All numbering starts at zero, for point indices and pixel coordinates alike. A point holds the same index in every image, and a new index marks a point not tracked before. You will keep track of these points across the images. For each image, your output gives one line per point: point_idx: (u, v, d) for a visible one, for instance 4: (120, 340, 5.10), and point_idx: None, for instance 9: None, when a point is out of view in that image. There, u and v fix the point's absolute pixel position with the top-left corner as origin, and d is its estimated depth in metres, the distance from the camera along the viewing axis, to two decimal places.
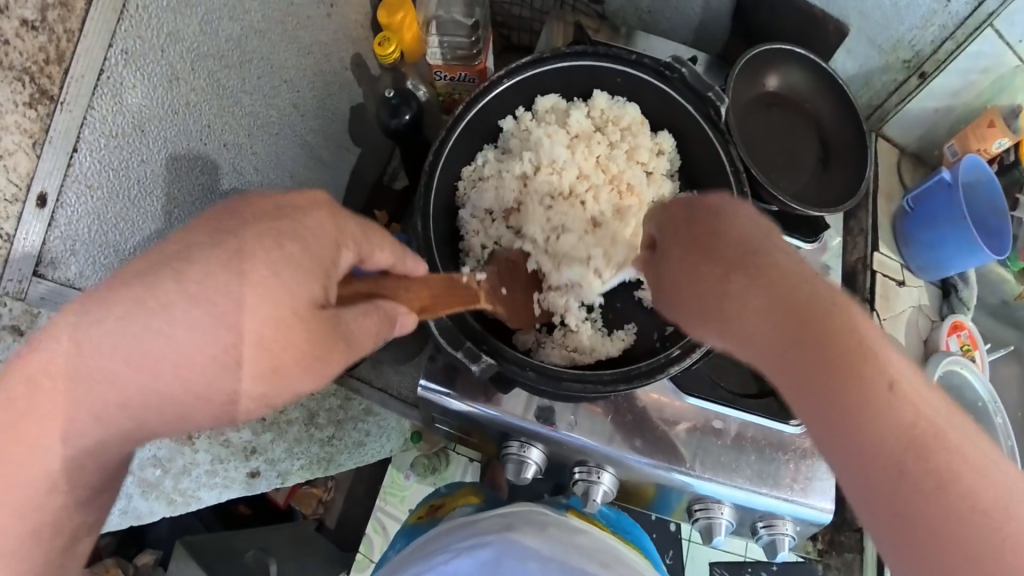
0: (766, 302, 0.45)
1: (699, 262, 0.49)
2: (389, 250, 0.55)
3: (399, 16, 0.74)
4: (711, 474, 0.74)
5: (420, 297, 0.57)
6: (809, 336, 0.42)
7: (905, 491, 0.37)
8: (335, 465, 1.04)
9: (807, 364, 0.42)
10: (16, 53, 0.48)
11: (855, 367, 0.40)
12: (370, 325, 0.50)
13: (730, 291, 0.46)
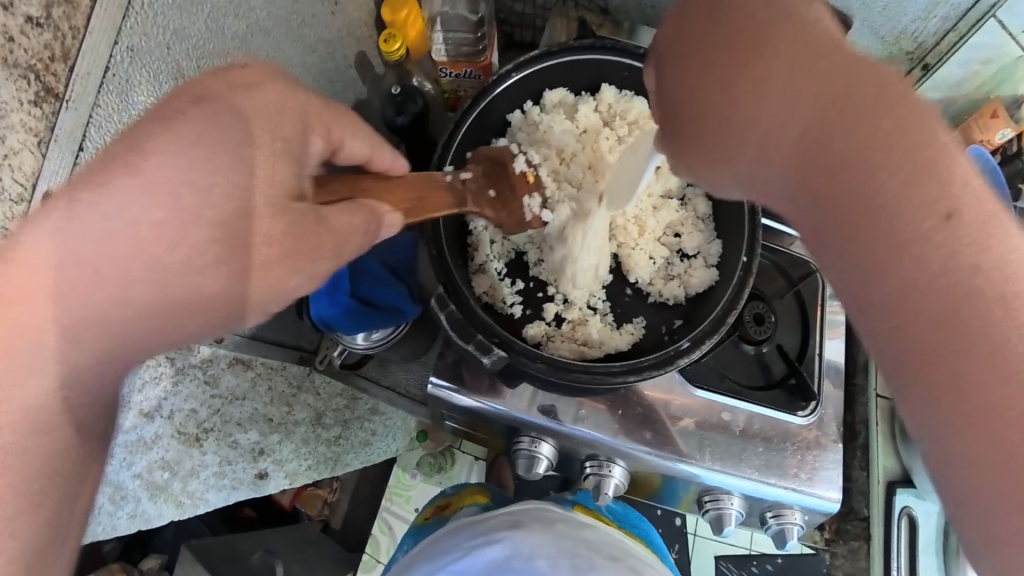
0: (778, 116, 0.37)
1: (706, 63, 0.39)
2: (363, 140, 0.53)
3: (404, 13, 0.73)
4: (720, 465, 0.74)
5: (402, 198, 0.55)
6: (835, 140, 0.35)
7: (948, 346, 0.32)
8: (341, 465, 1.03)
9: (819, 180, 0.36)
10: (21, 51, 0.47)
11: (883, 184, 0.34)
12: (356, 221, 0.48)
13: (733, 87, 0.38)
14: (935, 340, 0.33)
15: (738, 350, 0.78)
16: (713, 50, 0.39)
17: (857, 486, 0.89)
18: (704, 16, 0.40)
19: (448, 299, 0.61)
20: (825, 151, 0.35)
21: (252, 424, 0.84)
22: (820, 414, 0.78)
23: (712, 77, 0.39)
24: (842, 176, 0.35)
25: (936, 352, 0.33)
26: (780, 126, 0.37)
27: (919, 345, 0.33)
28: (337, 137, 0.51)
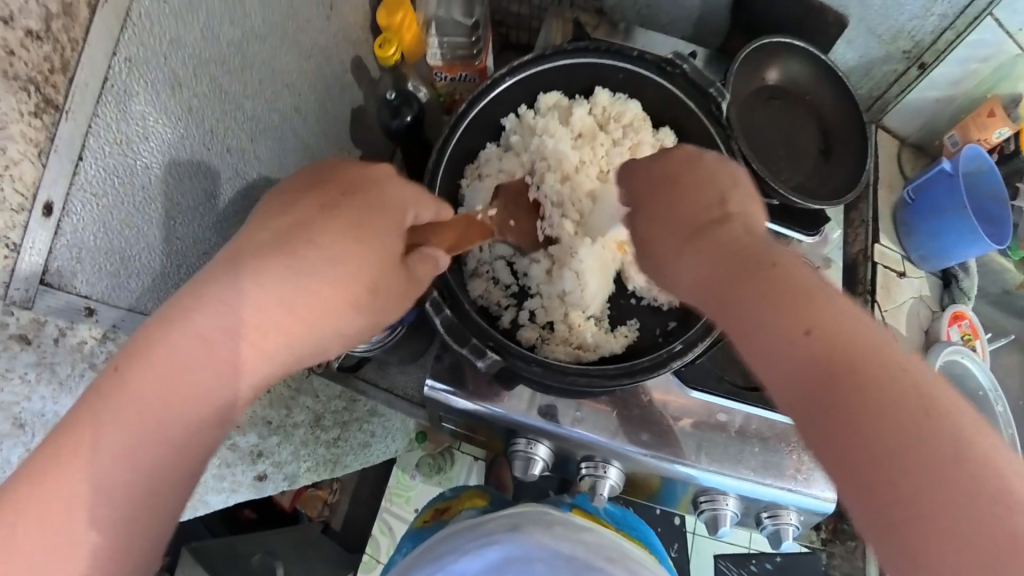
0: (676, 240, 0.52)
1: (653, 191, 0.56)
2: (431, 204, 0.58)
3: (399, 17, 0.73)
4: (717, 466, 0.74)
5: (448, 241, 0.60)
6: (738, 273, 0.44)
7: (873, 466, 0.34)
8: (341, 467, 1.06)
9: (730, 296, 0.44)
10: (21, 63, 0.48)
11: (777, 330, 0.40)
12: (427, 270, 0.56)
13: (661, 243, 0.53)
14: (833, 403, 0.36)
15: (734, 351, 0.79)
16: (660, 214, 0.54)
17: None
18: (651, 175, 0.57)
19: (443, 303, 0.61)
20: (738, 290, 0.43)
21: (252, 428, 0.83)
22: None
23: (666, 228, 0.53)
24: (749, 303, 0.42)
25: (857, 443, 0.34)
26: (712, 269, 0.46)
27: (821, 419, 0.36)
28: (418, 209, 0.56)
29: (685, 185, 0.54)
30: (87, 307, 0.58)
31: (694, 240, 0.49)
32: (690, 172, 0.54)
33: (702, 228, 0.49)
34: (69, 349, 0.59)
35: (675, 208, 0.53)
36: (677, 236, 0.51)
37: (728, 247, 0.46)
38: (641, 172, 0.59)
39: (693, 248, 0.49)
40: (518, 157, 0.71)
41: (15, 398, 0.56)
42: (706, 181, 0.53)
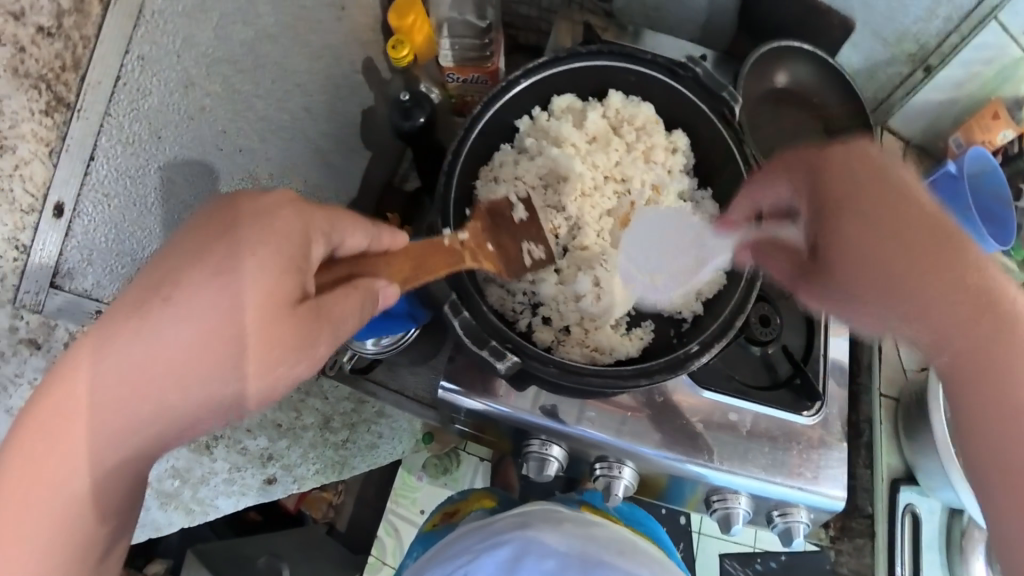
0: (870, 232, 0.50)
1: (843, 182, 0.52)
2: (362, 231, 0.54)
3: (411, 18, 0.73)
4: (727, 464, 0.75)
5: (403, 270, 0.58)
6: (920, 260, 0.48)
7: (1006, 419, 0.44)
8: (348, 468, 1.02)
9: (927, 282, 0.47)
10: (31, 60, 0.50)
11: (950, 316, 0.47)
12: (353, 304, 0.50)
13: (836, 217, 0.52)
14: (977, 377, 0.45)
15: (745, 350, 0.79)
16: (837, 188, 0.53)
17: (861, 483, 0.90)
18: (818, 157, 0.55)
19: (461, 305, 0.61)
20: (923, 274, 0.48)
21: (261, 430, 0.85)
22: (824, 414, 0.78)
23: (839, 206, 0.52)
24: (930, 286, 0.47)
25: (983, 398, 0.45)
26: (892, 252, 0.49)
27: (968, 388, 0.46)
28: (338, 237, 0.52)
29: (851, 169, 0.53)
30: (97, 310, 0.57)
31: (884, 218, 0.50)
32: (861, 155, 0.53)
33: (893, 205, 0.50)
34: None
35: (852, 180, 0.52)
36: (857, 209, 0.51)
37: (914, 232, 0.49)
38: (830, 151, 0.54)
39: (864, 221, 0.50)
40: (532, 160, 0.72)
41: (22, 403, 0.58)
42: (887, 182, 0.51)
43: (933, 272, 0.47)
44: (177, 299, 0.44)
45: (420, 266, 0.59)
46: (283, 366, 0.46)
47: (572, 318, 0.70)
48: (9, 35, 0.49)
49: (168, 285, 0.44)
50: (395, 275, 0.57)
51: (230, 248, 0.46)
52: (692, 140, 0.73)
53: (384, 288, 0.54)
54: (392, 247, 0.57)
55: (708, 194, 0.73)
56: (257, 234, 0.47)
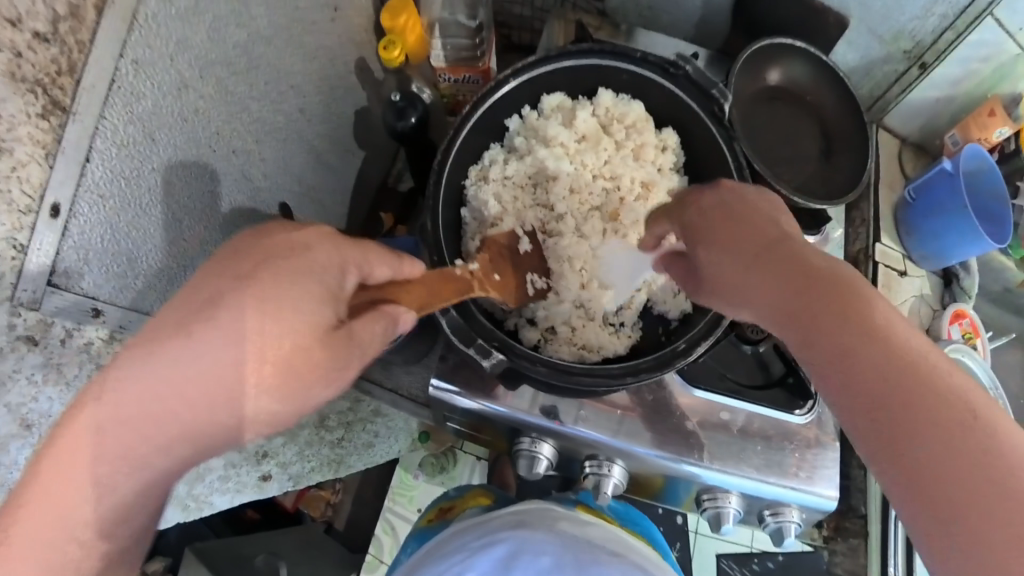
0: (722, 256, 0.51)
1: (703, 212, 0.54)
2: (387, 261, 0.56)
3: (403, 18, 0.75)
4: (720, 464, 0.75)
5: (419, 296, 0.58)
6: (814, 298, 0.44)
7: (917, 435, 0.37)
8: (344, 467, 1.05)
9: (792, 304, 0.44)
10: (28, 65, 0.49)
11: (871, 357, 0.40)
12: (379, 330, 0.52)
13: (718, 270, 0.51)
14: (874, 397, 0.39)
15: (738, 349, 0.79)
16: (716, 237, 0.51)
17: (855, 483, 0.89)
18: (693, 202, 0.56)
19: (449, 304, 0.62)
20: (817, 320, 0.43)
21: None
22: (819, 413, 0.78)
23: (714, 258, 0.51)
24: (834, 328, 0.42)
25: (888, 412, 0.38)
26: (779, 300, 0.45)
27: (866, 409, 0.39)
28: (367, 268, 0.54)
29: (726, 216, 0.52)
30: (94, 309, 0.58)
31: (762, 264, 0.47)
32: (732, 193, 0.54)
33: (771, 246, 0.48)
34: (75, 349, 0.60)
35: (726, 225, 0.51)
36: (732, 259, 0.50)
37: (807, 276, 0.45)
38: (692, 201, 0.56)
39: (747, 270, 0.48)
40: (522, 159, 0.72)
41: (22, 399, 0.58)
42: (744, 209, 0.52)
43: (802, 298, 0.44)
44: (200, 334, 0.45)
45: (437, 295, 0.59)
46: (305, 394, 0.48)
47: (559, 318, 0.70)
48: (7, 40, 0.47)
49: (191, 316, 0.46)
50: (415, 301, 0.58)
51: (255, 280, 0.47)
52: (682, 138, 0.73)
53: (405, 314, 0.55)
54: (413, 276, 0.58)
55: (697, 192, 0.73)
56: (278, 271, 0.48)
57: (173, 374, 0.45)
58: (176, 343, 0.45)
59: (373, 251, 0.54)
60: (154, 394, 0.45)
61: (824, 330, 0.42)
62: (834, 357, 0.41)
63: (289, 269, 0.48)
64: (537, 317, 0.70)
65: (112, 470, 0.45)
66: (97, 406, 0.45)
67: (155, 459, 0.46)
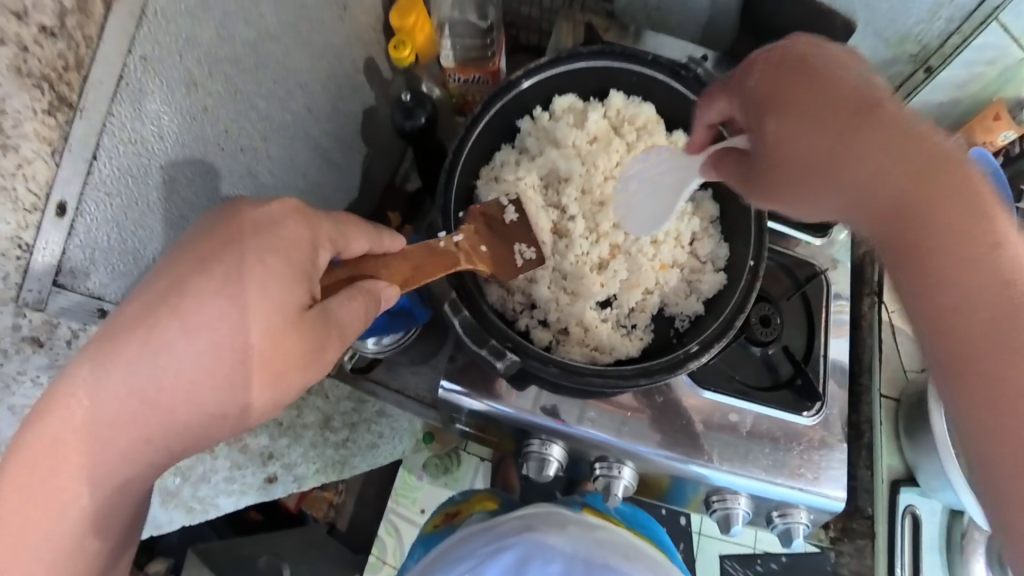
0: (795, 136, 0.48)
1: (789, 82, 0.50)
2: (364, 235, 0.55)
3: (411, 19, 0.74)
4: (728, 465, 0.75)
5: (402, 272, 0.58)
6: (939, 175, 0.41)
7: (982, 325, 0.38)
8: (349, 468, 1.03)
9: (885, 193, 0.43)
10: (34, 60, 0.48)
11: (946, 245, 0.40)
12: (357, 308, 0.51)
13: (790, 144, 0.49)
14: (920, 271, 0.41)
15: (745, 351, 0.79)
16: (783, 109, 0.50)
17: (862, 484, 0.89)
18: (755, 76, 0.54)
19: (461, 304, 0.62)
20: (900, 227, 0.42)
21: (262, 430, 0.86)
22: (826, 414, 0.78)
23: (787, 129, 0.49)
24: (907, 208, 0.42)
25: (951, 302, 0.39)
26: (841, 180, 0.46)
27: (919, 287, 0.41)
28: (343, 244, 0.53)
29: (800, 89, 0.49)
30: (99, 309, 0.58)
31: (863, 132, 0.44)
32: (810, 58, 0.50)
33: (857, 116, 0.45)
34: (81, 350, 0.60)
35: (794, 92, 0.50)
36: (802, 135, 0.48)
37: (889, 142, 0.43)
38: (749, 71, 0.54)
39: (816, 143, 0.47)
40: (533, 160, 0.72)
41: (27, 401, 0.58)
42: (823, 78, 0.48)
43: (878, 188, 0.43)
44: (188, 319, 0.44)
45: (419, 270, 0.59)
46: (293, 376, 0.48)
47: (575, 318, 0.69)
48: (12, 35, 0.46)
49: (174, 298, 0.44)
50: (396, 278, 0.58)
51: (234, 258, 0.46)
52: None
53: (386, 290, 0.55)
54: (392, 249, 0.58)
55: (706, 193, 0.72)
56: (259, 247, 0.47)
57: (152, 364, 0.43)
58: (149, 330, 0.44)
59: (349, 227, 0.53)
60: (134, 383, 0.44)
61: (885, 225, 0.43)
62: (905, 246, 0.42)
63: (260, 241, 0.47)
64: (548, 319, 0.70)
65: (102, 462, 0.45)
66: (89, 392, 0.44)
67: (152, 446, 0.46)
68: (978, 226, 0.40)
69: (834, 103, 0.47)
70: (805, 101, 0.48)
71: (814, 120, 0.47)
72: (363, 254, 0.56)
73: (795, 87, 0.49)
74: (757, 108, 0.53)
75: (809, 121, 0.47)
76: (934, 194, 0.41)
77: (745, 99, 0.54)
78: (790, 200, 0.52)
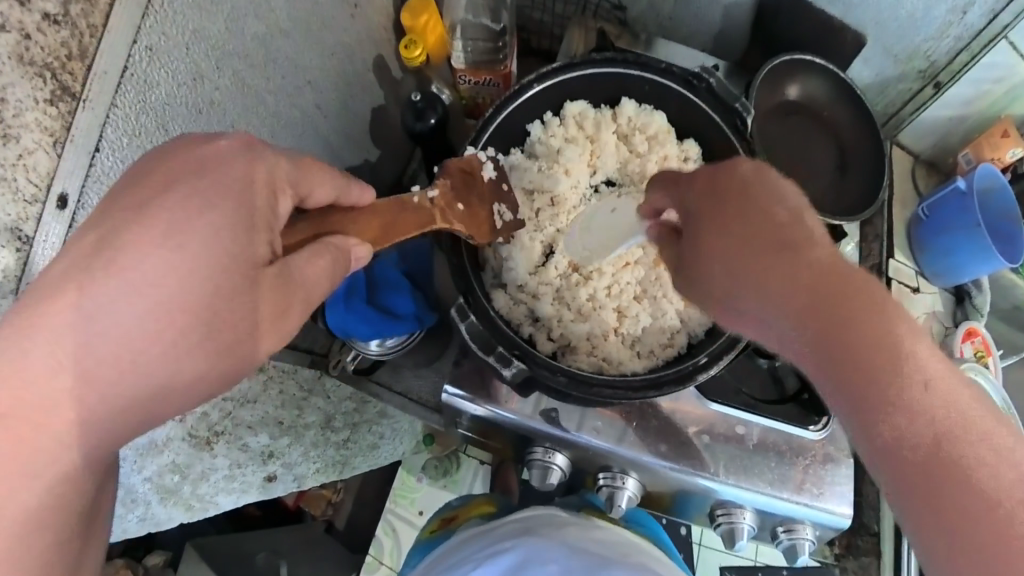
0: (736, 245, 0.48)
1: (725, 202, 0.50)
2: (329, 186, 0.53)
3: (423, 19, 0.75)
4: (734, 478, 0.74)
5: (370, 229, 0.57)
6: (846, 311, 0.41)
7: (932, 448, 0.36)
8: (349, 469, 1.05)
9: (816, 316, 0.42)
10: (37, 48, 0.49)
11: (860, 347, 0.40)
12: (322, 265, 0.50)
13: (755, 282, 0.46)
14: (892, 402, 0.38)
15: (753, 363, 0.79)
16: (784, 278, 0.45)
17: (869, 500, 0.90)
18: (734, 203, 0.49)
19: (469, 310, 0.61)
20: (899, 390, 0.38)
21: (263, 428, 0.85)
22: (833, 429, 0.78)
23: (726, 257, 0.49)
24: (889, 384, 0.38)
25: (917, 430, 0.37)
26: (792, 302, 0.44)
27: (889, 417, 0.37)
28: (307, 189, 0.52)
29: (728, 206, 0.50)
30: None
31: (838, 305, 0.42)
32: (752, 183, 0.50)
33: (771, 242, 0.47)
34: None
35: (735, 237, 0.49)
36: (795, 325, 0.43)
37: (812, 284, 0.44)
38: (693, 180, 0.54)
39: (782, 293, 0.45)
40: (543, 165, 0.72)
41: None
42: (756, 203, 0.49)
43: (817, 317, 0.42)
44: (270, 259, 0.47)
45: (389, 227, 0.58)
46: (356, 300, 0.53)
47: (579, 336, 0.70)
48: (15, 21, 0.47)
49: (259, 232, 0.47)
50: (365, 234, 0.56)
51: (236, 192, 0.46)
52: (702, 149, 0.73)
53: (357, 247, 0.53)
54: (360, 203, 0.56)
55: None
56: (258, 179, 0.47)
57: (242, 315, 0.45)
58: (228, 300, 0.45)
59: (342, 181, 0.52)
60: (128, 382, 0.43)
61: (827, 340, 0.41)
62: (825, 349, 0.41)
63: (224, 194, 0.45)
64: (554, 329, 0.70)
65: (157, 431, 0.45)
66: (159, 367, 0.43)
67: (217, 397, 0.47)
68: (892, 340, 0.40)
69: (755, 226, 0.48)
70: (739, 229, 0.48)
71: (765, 255, 0.46)
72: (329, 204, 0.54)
73: (729, 203, 0.50)
74: (711, 206, 0.51)
75: (747, 243, 0.48)
76: (855, 311, 0.41)
77: (707, 204, 0.51)
78: (724, 295, 0.50)
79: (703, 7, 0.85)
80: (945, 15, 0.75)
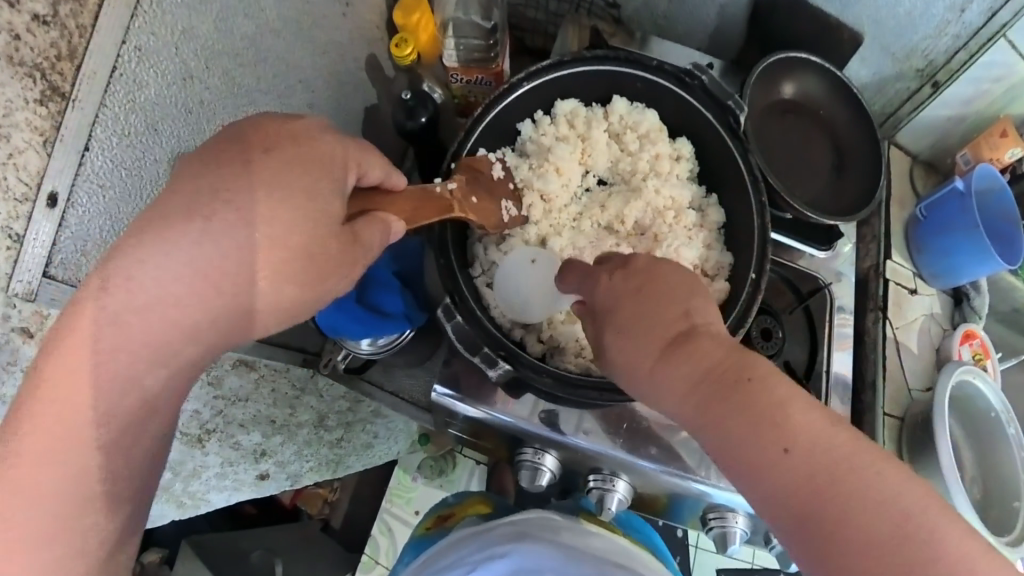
0: (647, 355, 0.47)
1: (629, 308, 0.49)
2: (381, 164, 0.55)
3: (416, 17, 0.75)
4: (728, 483, 0.73)
5: (403, 211, 0.57)
6: (750, 416, 0.42)
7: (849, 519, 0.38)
8: (343, 467, 1.07)
9: (725, 417, 0.43)
10: (26, 48, 0.48)
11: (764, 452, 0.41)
12: (378, 233, 0.52)
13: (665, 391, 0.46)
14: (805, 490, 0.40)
15: None
16: (679, 388, 0.45)
17: None
18: (630, 304, 0.49)
19: (455, 310, 0.61)
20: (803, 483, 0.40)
21: (255, 426, 0.84)
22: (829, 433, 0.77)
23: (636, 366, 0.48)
24: (785, 477, 0.40)
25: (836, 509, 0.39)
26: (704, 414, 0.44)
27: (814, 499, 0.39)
28: (364, 166, 0.53)
29: (634, 308, 0.49)
30: None
31: (745, 414, 0.42)
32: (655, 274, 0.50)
33: (681, 346, 0.46)
34: None
35: (643, 338, 0.48)
36: (708, 424, 0.44)
37: (722, 389, 0.44)
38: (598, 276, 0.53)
39: (692, 399, 0.45)
40: (534, 164, 0.71)
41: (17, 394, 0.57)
42: (662, 300, 0.49)
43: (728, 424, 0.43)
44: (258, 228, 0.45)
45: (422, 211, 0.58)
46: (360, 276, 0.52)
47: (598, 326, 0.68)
48: (4, 22, 0.46)
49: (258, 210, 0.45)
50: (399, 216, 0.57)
51: (235, 174, 0.45)
52: (696, 148, 0.73)
53: (396, 223, 0.54)
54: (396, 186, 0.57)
55: (713, 200, 0.72)
56: (253, 167, 0.46)
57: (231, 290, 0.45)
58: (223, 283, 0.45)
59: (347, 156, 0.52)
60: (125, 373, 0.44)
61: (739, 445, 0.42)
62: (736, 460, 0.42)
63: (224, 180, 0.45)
64: (544, 332, 0.70)
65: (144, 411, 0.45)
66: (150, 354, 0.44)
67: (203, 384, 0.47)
68: (787, 432, 0.41)
69: (661, 330, 0.47)
70: (643, 334, 0.48)
71: (672, 364, 0.46)
72: (375, 184, 0.56)
73: (634, 307, 0.49)
74: (616, 308, 0.50)
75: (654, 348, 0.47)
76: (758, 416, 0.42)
77: (614, 302, 0.50)
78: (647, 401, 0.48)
79: (698, 5, 0.84)
80: (944, 13, 0.74)
